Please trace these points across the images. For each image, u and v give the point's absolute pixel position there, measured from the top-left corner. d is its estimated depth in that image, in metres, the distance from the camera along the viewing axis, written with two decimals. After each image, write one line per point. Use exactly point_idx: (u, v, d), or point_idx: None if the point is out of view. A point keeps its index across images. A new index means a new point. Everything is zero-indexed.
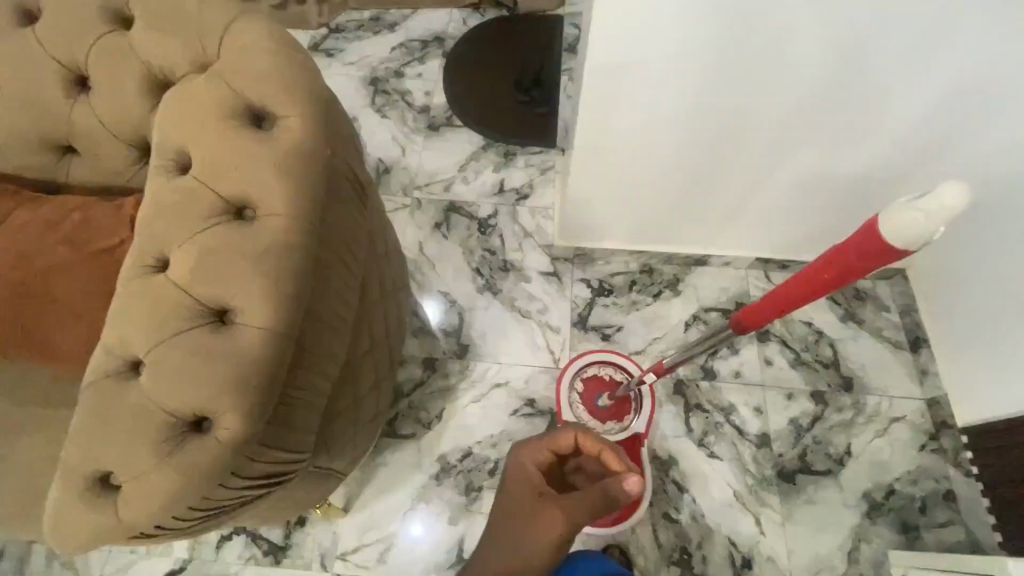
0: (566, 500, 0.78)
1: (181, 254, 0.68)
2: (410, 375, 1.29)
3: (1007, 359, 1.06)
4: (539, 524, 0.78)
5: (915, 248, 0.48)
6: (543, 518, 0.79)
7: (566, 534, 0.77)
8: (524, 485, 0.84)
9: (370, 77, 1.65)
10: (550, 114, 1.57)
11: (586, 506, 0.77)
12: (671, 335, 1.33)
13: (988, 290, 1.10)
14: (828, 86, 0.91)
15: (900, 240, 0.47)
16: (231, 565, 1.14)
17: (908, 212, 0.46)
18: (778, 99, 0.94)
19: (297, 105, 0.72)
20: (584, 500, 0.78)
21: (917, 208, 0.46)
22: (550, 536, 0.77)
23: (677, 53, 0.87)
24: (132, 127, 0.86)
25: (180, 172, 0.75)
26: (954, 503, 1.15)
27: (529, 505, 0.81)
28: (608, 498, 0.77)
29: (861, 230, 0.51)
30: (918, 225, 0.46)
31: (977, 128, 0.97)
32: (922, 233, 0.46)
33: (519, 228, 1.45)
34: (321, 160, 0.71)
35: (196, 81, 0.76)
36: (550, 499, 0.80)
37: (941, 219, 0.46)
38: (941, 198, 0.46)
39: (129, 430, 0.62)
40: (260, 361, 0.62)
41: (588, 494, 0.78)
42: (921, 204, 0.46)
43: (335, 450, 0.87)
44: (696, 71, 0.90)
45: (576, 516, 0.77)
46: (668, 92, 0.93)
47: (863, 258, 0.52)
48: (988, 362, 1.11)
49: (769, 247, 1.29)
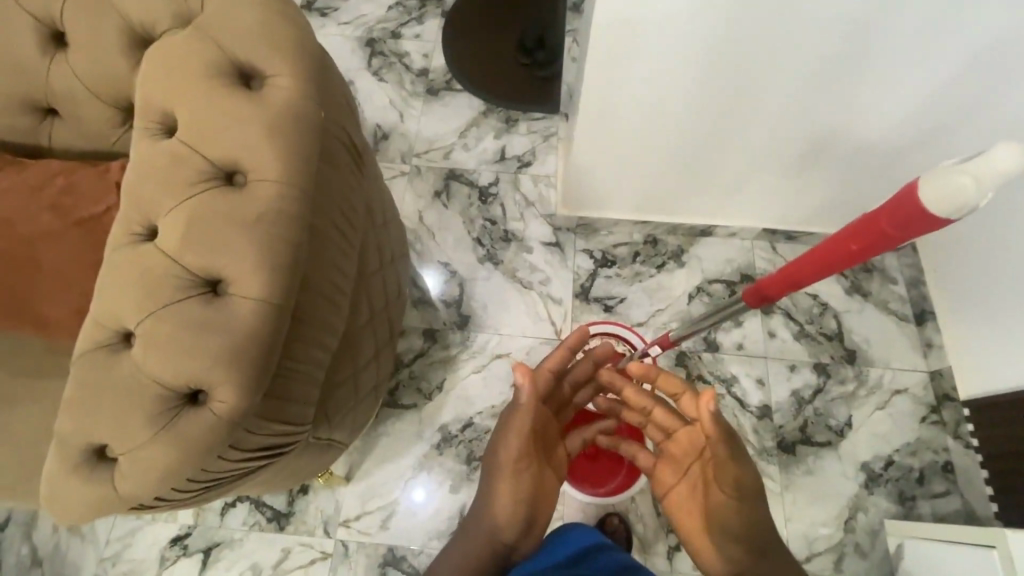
0: (506, 429, 0.84)
1: (169, 221, 0.65)
2: (411, 346, 1.29)
3: (999, 341, 1.06)
4: (502, 483, 0.81)
5: (959, 217, 0.45)
6: (505, 475, 0.82)
7: (507, 462, 0.82)
8: (489, 443, 0.87)
9: (366, 38, 1.58)
10: (555, 77, 1.50)
11: (520, 430, 0.82)
12: (673, 307, 1.31)
13: (982, 268, 1.09)
14: (832, 70, 0.89)
15: (944, 209, 0.44)
16: (235, 530, 1.16)
17: (953, 177, 0.43)
18: (782, 80, 0.91)
19: (287, 63, 0.69)
20: (518, 425, 0.82)
21: (963, 172, 0.43)
22: (513, 492, 0.81)
23: (679, 31, 0.84)
24: (114, 88, 0.82)
25: (166, 134, 0.71)
26: (952, 474, 1.16)
27: (491, 463, 0.84)
28: (528, 403, 0.82)
29: (895, 198, 0.48)
30: (966, 190, 0.43)
31: (989, 105, 0.94)
32: (970, 199, 0.43)
33: (521, 197, 1.41)
34: (313, 122, 0.68)
35: (179, 38, 0.71)
36: (499, 436, 0.84)
37: (989, 186, 0.43)
38: (989, 163, 0.43)
39: (120, 404, 0.60)
40: (254, 333, 0.60)
41: (515, 415, 0.83)
42: (970, 167, 0.43)
43: (336, 420, 0.86)
44: (698, 48, 0.86)
45: (526, 441, 0.82)
46: (670, 69, 0.90)
47: (901, 228, 0.48)
48: (977, 342, 1.12)
49: (777, 219, 1.26)
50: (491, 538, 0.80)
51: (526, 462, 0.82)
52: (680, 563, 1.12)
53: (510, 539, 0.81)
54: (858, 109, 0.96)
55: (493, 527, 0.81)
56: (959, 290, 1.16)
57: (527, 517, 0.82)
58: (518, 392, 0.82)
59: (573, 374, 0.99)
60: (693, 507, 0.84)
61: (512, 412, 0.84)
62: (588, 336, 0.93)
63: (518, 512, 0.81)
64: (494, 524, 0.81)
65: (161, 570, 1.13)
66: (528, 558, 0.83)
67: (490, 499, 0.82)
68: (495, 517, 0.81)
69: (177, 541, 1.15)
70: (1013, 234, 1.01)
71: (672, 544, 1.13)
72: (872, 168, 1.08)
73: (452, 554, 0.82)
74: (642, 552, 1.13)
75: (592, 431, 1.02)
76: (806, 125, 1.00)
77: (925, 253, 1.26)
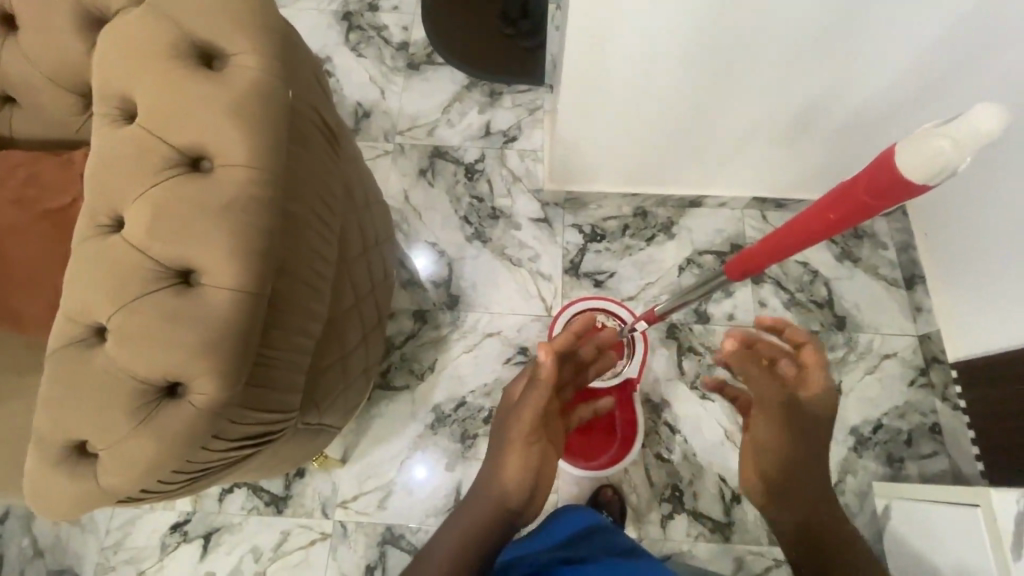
0: (519, 405, 0.84)
1: (134, 210, 0.63)
2: (401, 328, 1.28)
3: (986, 306, 1.06)
4: (512, 454, 0.81)
5: (935, 182, 0.43)
6: (515, 448, 0.81)
7: (521, 437, 0.81)
8: (498, 421, 0.87)
9: (342, 12, 1.53)
10: (539, 47, 1.45)
11: (537, 404, 0.82)
12: (664, 280, 1.30)
13: (971, 233, 1.08)
14: (820, 47, 0.88)
15: (921, 174, 0.42)
16: (234, 516, 1.17)
17: (931, 141, 0.41)
18: (767, 59, 0.90)
19: (250, 41, 0.66)
20: (534, 403, 0.82)
21: (941, 136, 0.41)
22: (522, 464, 0.81)
23: (665, 17, 0.83)
24: (72, 75, 0.79)
25: (127, 120, 0.68)
26: (940, 435, 1.17)
27: (501, 437, 0.84)
28: (547, 380, 0.82)
29: (870, 167, 0.46)
30: (943, 154, 0.41)
31: (980, 66, 0.92)
32: (947, 163, 0.41)
33: (507, 172, 1.38)
34: (281, 103, 0.65)
35: (134, 18, 0.68)
36: (514, 412, 0.84)
37: (969, 148, 0.41)
38: (971, 124, 0.40)
39: (96, 399, 0.59)
40: (231, 322, 0.59)
41: (532, 392, 0.83)
42: (949, 129, 0.41)
43: (324, 406, 0.85)
44: (685, 29, 0.85)
45: (539, 416, 0.82)
46: (655, 52, 0.90)
47: (877, 196, 0.46)
48: (965, 307, 1.12)
49: (768, 188, 1.24)
50: (498, 505, 0.79)
51: (536, 436, 0.82)
52: (673, 530, 1.14)
53: (516, 506, 0.80)
54: (850, 79, 0.94)
55: (500, 494, 0.80)
56: (947, 254, 1.16)
57: (534, 485, 0.82)
58: (539, 368, 0.83)
59: (586, 349, 0.98)
60: (745, 451, 0.88)
61: (528, 389, 0.84)
62: (594, 322, 0.95)
63: (526, 482, 0.81)
64: (503, 490, 0.80)
65: (163, 556, 1.15)
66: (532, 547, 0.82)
67: (498, 469, 0.81)
68: (502, 486, 0.80)
69: (177, 527, 1.16)
70: (997, 201, 1.01)
71: (665, 513, 1.15)
72: (865, 137, 1.07)
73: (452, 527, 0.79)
74: (636, 522, 1.15)
75: (589, 409, 1.03)
76: (799, 95, 0.98)
77: (914, 217, 1.26)
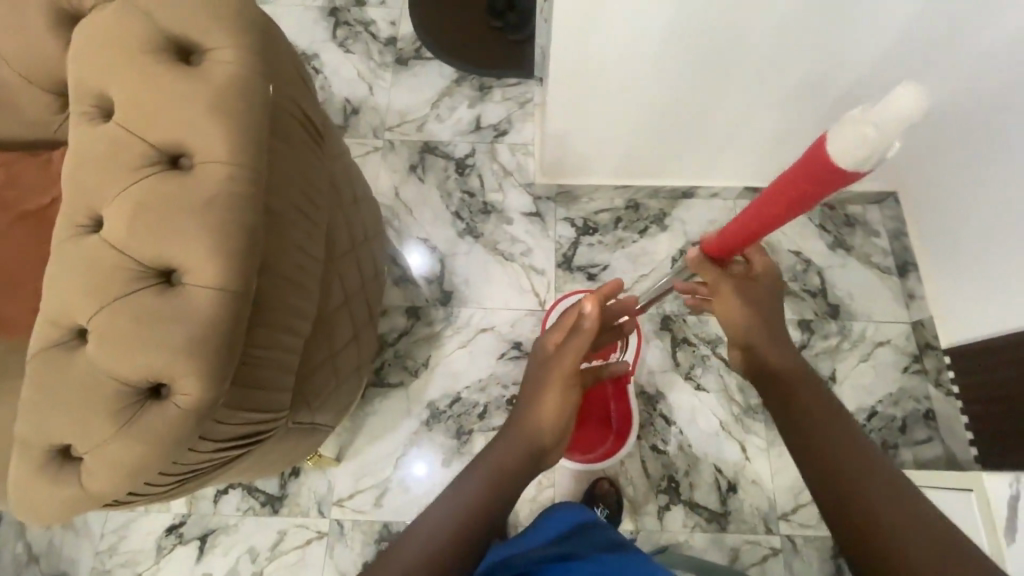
0: (559, 349, 0.78)
1: (114, 210, 0.62)
2: (394, 325, 1.27)
3: (978, 293, 1.06)
4: (550, 392, 0.74)
5: (866, 166, 0.41)
6: (553, 386, 0.75)
7: (563, 380, 0.75)
8: (532, 366, 0.80)
9: (328, 8, 1.51)
10: (527, 41, 1.44)
11: (579, 352, 0.76)
12: (658, 271, 1.29)
13: (962, 221, 1.09)
14: (807, 38, 0.88)
15: (849, 159, 0.41)
16: (229, 517, 1.16)
17: (855, 128, 0.39)
18: (755, 50, 0.90)
19: (228, 36, 0.65)
20: (577, 346, 0.77)
21: (865, 123, 0.39)
22: (560, 405, 0.75)
23: (651, 10, 0.83)
24: (49, 76, 0.78)
25: (103, 119, 0.67)
26: (934, 421, 1.17)
27: (536, 378, 0.77)
28: (591, 328, 0.77)
29: (803, 158, 0.45)
30: (866, 142, 0.39)
31: (970, 50, 0.91)
32: (872, 149, 0.39)
33: (498, 167, 1.38)
34: (262, 97, 0.64)
35: (110, 14, 0.67)
36: (555, 355, 0.78)
37: (894, 132, 0.38)
38: (892, 106, 0.38)
39: (79, 402, 0.59)
40: (215, 321, 0.58)
41: (574, 337, 0.77)
42: (871, 115, 0.39)
43: (316, 404, 0.85)
44: (672, 24, 0.86)
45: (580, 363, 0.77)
46: (641, 44, 0.89)
47: (813, 181, 0.46)
48: (957, 294, 1.12)
49: (760, 178, 1.24)
50: (532, 442, 0.72)
51: (575, 380, 0.77)
52: (671, 521, 1.14)
53: (549, 444, 0.74)
54: (840, 63, 0.93)
55: (534, 433, 0.73)
56: (939, 241, 1.16)
57: (568, 425, 0.76)
58: (582, 318, 0.78)
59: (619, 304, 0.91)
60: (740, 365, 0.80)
61: (568, 335, 0.79)
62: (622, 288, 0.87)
63: (562, 422, 0.75)
64: (537, 429, 0.73)
65: (160, 559, 1.14)
66: (529, 545, 0.78)
67: (533, 406, 0.74)
68: (539, 423, 0.73)
69: (172, 530, 1.16)
70: (985, 188, 1.01)
71: (662, 504, 1.15)
72: None
73: (468, 480, 0.69)
74: (632, 514, 1.15)
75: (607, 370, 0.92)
76: (788, 83, 0.97)
77: (906, 205, 1.25)
